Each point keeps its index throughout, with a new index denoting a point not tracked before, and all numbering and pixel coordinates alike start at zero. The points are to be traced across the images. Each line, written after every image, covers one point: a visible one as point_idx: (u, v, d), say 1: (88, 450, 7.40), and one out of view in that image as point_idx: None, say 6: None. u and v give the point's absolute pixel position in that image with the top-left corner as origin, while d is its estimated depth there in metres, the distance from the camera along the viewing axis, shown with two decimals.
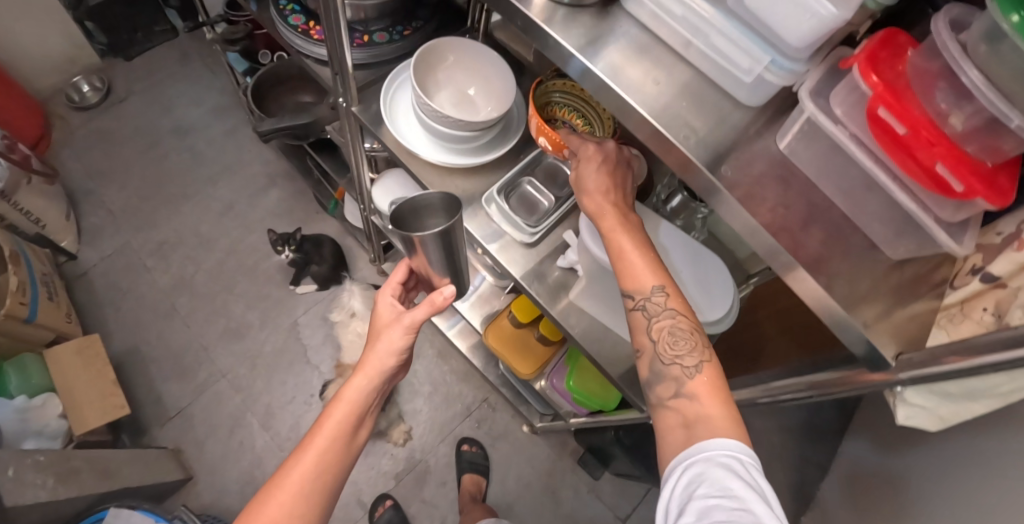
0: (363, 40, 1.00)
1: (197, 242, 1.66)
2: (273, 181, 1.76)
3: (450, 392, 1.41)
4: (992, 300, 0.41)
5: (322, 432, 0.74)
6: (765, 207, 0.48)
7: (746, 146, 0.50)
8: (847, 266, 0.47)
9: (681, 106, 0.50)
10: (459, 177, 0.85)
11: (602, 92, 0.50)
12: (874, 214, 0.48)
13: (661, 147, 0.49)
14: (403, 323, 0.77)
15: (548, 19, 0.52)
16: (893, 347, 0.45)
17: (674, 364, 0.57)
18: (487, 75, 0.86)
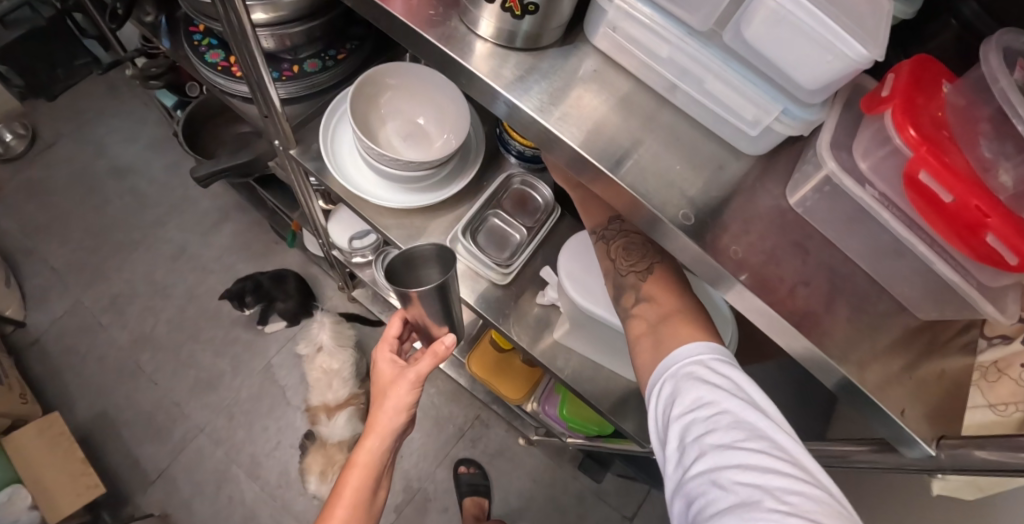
0: (292, 71, 0.94)
1: (153, 291, 1.56)
2: (226, 214, 1.65)
3: (440, 416, 1.33)
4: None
5: (340, 504, 0.70)
6: (777, 278, 0.42)
7: (744, 202, 0.44)
8: (873, 336, 0.42)
9: (662, 162, 0.44)
10: (418, 216, 0.78)
11: (567, 155, 0.44)
12: (903, 276, 0.42)
13: (641, 213, 0.43)
14: (406, 380, 0.68)
15: (500, 73, 0.45)
16: (932, 430, 0.40)
17: (631, 273, 0.59)
18: (436, 99, 0.79)
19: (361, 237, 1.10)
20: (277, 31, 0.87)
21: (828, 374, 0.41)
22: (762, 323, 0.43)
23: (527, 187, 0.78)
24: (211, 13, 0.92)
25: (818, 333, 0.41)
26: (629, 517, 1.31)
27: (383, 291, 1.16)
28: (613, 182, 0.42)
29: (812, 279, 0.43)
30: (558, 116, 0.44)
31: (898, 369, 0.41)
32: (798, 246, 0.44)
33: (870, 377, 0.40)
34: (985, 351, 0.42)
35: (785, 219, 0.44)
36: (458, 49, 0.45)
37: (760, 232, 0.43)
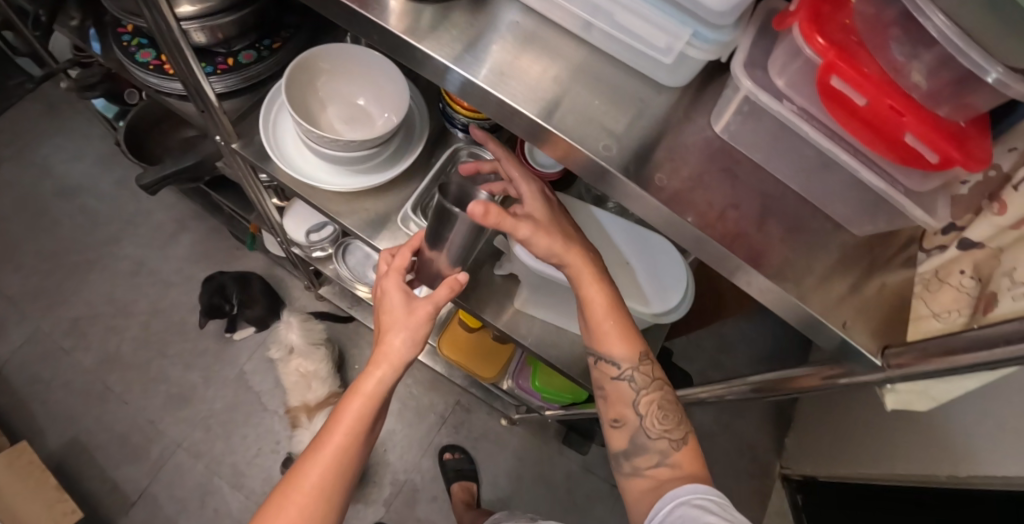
0: (227, 64, 0.90)
1: (114, 310, 1.50)
2: (183, 223, 1.60)
3: (420, 406, 1.31)
4: (969, 261, 0.37)
5: (331, 438, 0.55)
6: (706, 207, 0.42)
7: (673, 137, 0.44)
8: (808, 255, 0.42)
9: (587, 101, 0.43)
10: (367, 199, 0.77)
11: (491, 105, 0.43)
12: (833, 191, 0.42)
13: (568, 157, 0.42)
14: (423, 312, 0.60)
15: (417, 28, 0.44)
16: (877, 341, 0.40)
17: (661, 437, 0.58)
18: (374, 78, 0.76)
19: (317, 230, 1.08)
20: (205, 23, 0.83)
21: (769, 295, 0.42)
22: (700, 251, 0.42)
23: (475, 159, 0.77)
24: (135, 9, 0.88)
25: (753, 255, 0.41)
26: (618, 486, 1.32)
27: (350, 283, 1.13)
28: (539, 128, 0.41)
29: (741, 201, 0.42)
30: (475, 65, 0.43)
31: (838, 285, 0.42)
32: (727, 172, 0.44)
33: (807, 296, 0.41)
34: (926, 262, 0.41)
35: (712, 148, 0.44)
36: (371, 6, 0.43)
37: (690, 163, 0.43)
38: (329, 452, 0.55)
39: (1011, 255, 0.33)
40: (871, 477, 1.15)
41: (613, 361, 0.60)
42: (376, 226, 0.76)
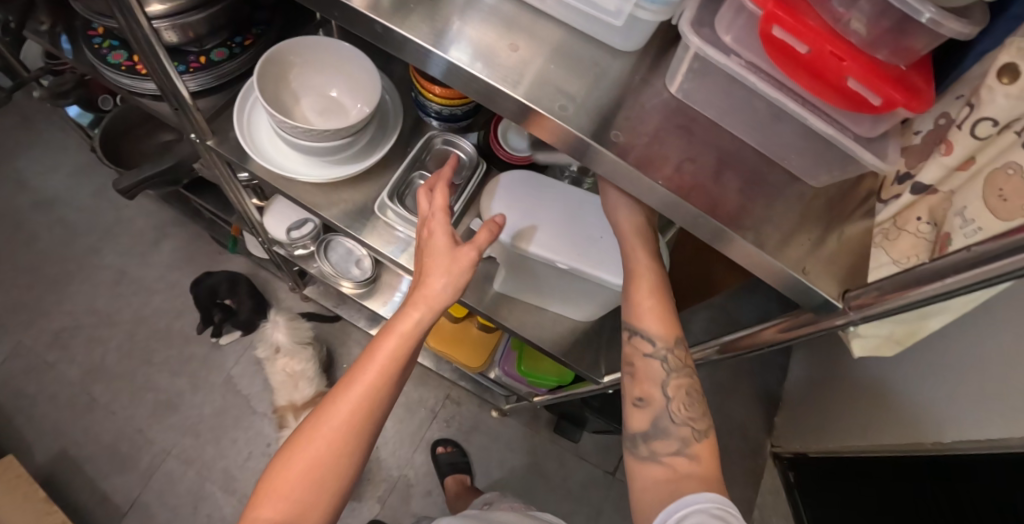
0: (199, 62, 0.89)
1: (97, 320, 1.48)
2: (164, 230, 1.58)
3: (410, 401, 1.31)
4: (924, 208, 0.40)
5: (365, 372, 0.57)
6: (668, 165, 0.42)
7: (634, 100, 0.44)
8: (771, 208, 0.42)
9: (547, 67, 0.43)
10: (345, 189, 0.77)
11: (450, 73, 0.43)
12: (788, 143, 0.42)
13: (533, 122, 0.42)
14: (467, 259, 0.59)
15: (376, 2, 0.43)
16: (837, 285, 0.41)
17: (685, 423, 0.55)
18: (345, 68, 0.76)
19: (298, 227, 1.07)
20: (176, 21, 0.82)
21: (736, 250, 0.42)
22: (667, 211, 0.43)
23: (450, 145, 0.77)
24: (104, 10, 0.87)
25: (715, 209, 0.41)
26: (611, 472, 1.33)
27: (333, 280, 1.13)
28: (503, 95, 0.42)
29: (702, 158, 0.43)
30: (433, 36, 0.43)
31: (806, 237, 0.42)
32: (689, 131, 0.44)
33: (772, 246, 0.41)
34: (883, 211, 0.43)
35: (672, 107, 0.44)
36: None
37: (652, 123, 0.43)
38: (362, 382, 0.56)
39: (962, 195, 0.37)
40: (861, 448, 1.17)
41: (650, 338, 0.56)
42: (353, 216, 0.77)
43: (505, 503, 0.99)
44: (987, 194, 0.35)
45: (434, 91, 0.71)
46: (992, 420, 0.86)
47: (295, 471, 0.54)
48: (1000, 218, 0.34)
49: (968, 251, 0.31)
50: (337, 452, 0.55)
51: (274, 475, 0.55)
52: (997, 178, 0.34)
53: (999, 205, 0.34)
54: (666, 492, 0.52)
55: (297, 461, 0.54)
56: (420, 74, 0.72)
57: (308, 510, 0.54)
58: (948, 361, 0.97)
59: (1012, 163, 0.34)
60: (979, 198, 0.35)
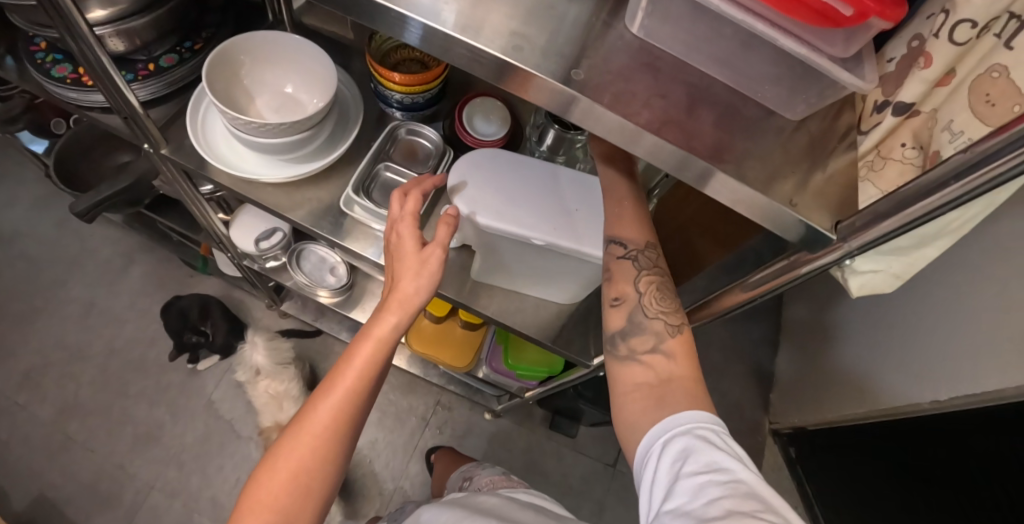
0: (148, 69, 0.85)
1: (68, 355, 1.41)
2: (132, 257, 1.53)
3: (399, 411, 1.27)
4: (908, 132, 0.39)
5: (342, 378, 0.53)
6: (638, 104, 0.39)
7: (597, 43, 0.41)
8: (752, 146, 0.40)
9: (503, 17, 0.40)
10: (309, 188, 0.74)
11: (393, 29, 0.40)
12: (759, 71, 0.39)
13: (494, 77, 0.39)
14: (435, 258, 0.55)
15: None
16: (828, 217, 0.39)
17: (658, 318, 0.53)
18: (298, 62, 0.72)
19: (267, 238, 1.02)
20: (121, 26, 0.78)
21: (724, 192, 0.39)
22: (644, 158, 0.40)
23: (414, 135, 0.74)
24: (45, 21, 0.83)
25: (694, 148, 0.38)
26: (612, 464, 1.30)
27: (309, 291, 1.09)
28: (458, 44, 0.38)
29: (673, 98, 0.40)
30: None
31: (792, 175, 0.40)
32: (663, 73, 0.41)
33: (759, 186, 0.38)
34: (863, 141, 0.42)
35: (636, 47, 0.42)
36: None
37: (619, 65, 0.40)
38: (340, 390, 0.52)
39: (947, 110, 0.37)
40: (864, 415, 1.16)
41: (622, 240, 0.54)
42: (320, 214, 0.73)
43: (485, 475, 0.99)
44: (974, 102, 0.35)
45: (394, 80, 0.68)
46: (1000, 370, 0.86)
47: (273, 488, 0.49)
48: (990, 124, 0.34)
49: (963, 155, 0.30)
50: (317, 465, 0.51)
51: (250, 494, 0.50)
52: (984, 83, 0.34)
53: (987, 111, 0.34)
54: (654, 397, 0.49)
55: (274, 477, 0.50)
56: (376, 63, 0.69)
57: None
58: (945, 318, 0.97)
59: (996, 66, 0.34)
60: (966, 108, 0.35)
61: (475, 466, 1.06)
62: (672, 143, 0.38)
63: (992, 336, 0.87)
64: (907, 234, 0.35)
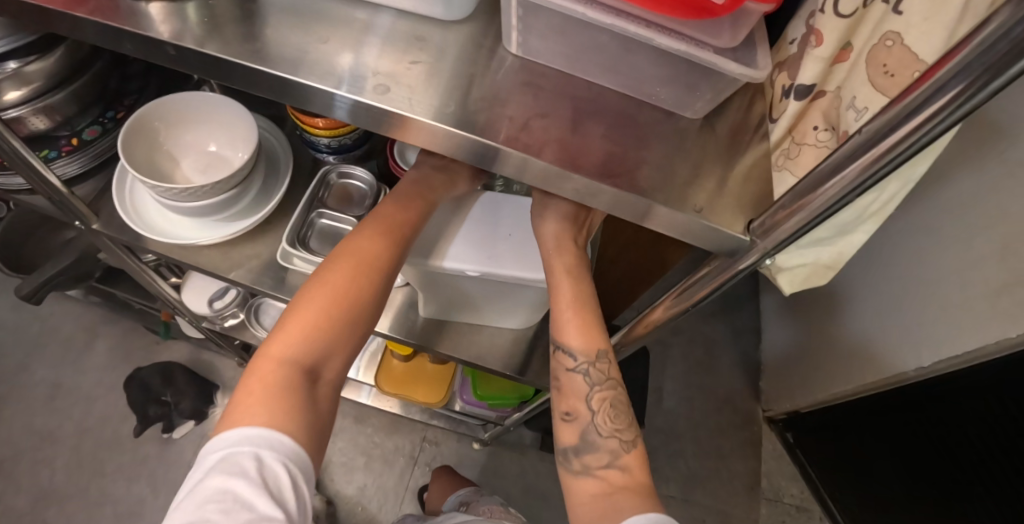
0: (72, 145, 0.80)
1: (36, 442, 1.30)
2: (94, 330, 1.42)
3: (385, 453, 1.23)
4: (819, 114, 0.37)
5: (386, 220, 0.57)
6: (529, 126, 0.37)
7: (480, 70, 0.40)
8: (656, 153, 0.38)
9: (382, 58, 0.39)
10: (245, 245, 0.72)
11: (268, 81, 0.38)
12: (647, 76, 0.38)
13: (379, 120, 0.38)
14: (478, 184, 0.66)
15: (183, 26, 0.39)
16: (743, 219, 0.38)
17: (612, 436, 0.54)
18: (220, 120, 0.70)
19: (220, 297, 0.99)
20: (37, 105, 0.74)
21: (637, 211, 0.37)
22: (543, 182, 0.38)
23: (347, 177, 0.71)
24: None
25: (592, 163, 0.37)
26: None
27: None
28: (335, 95, 0.37)
29: (566, 113, 0.38)
30: (246, 48, 0.38)
31: (707, 180, 0.38)
32: (551, 89, 0.39)
33: (669, 195, 0.37)
34: (773, 131, 0.40)
35: (519, 68, 0.40)
36: (120, 14, 0.39)
37: (505, 89, 0.39)
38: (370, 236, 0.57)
39: (850, 86, 0.34)
40: (851, 392, 1.14)
41: (571, 351, 0.56)
42: (259, 270, 0.71)
43: (482, 503, 0.96)
44: (875, 73, 0.33)
45: (318, 126, 0.65)
46: (976, 326, 0.86)
47: (305, 315, 0.52)
48: (888, 95, 0.32)
49: (860, 136, 0.29)
50: (364, 287, 0.54)
51: (283, 321, 0.52)
52: (879, 53, 0.32)
53: (886, 82, 0.32)
54: (606, 507, 0.50)
55: (306, 308, 0.52)
56: (299, 111, 0.66)
57: (331, 343, 0.53)
58: (916, 283, 0.97)
59: (889, 33, 0.32)
60: (867, 82, 0.33)
61: (473, 490, 1.03)
62: (558, 165, 0.36)
63: (963, 294, 0.87)
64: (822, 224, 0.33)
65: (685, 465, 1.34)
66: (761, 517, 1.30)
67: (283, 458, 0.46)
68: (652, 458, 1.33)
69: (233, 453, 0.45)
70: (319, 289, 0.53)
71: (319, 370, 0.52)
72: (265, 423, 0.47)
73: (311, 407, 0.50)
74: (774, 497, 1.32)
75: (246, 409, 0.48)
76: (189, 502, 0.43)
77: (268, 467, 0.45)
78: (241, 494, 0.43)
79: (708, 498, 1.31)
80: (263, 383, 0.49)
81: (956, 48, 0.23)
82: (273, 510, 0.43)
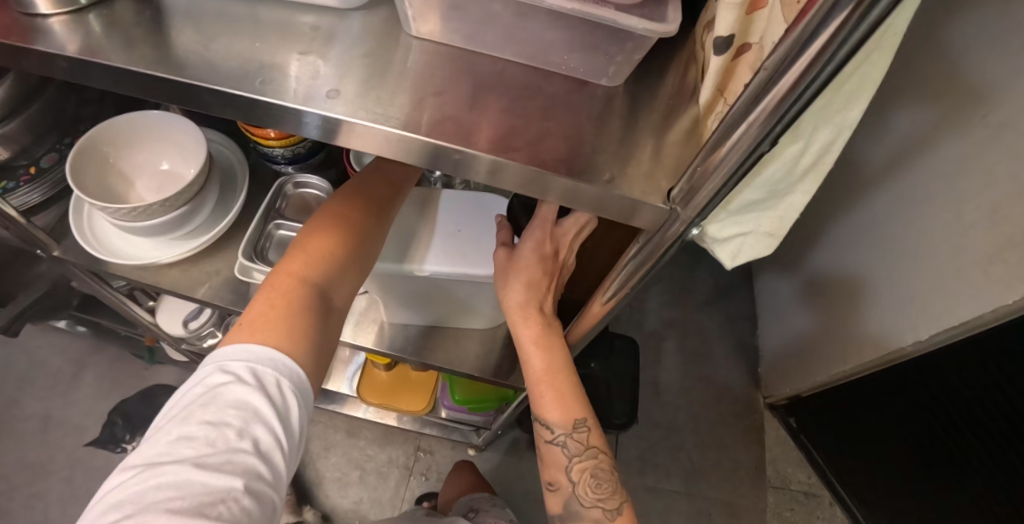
0: (30, 173, 0.76)
1: (30, 476, 1.23)
2: (82, 361, 1.36)
3: (379, 465, 1.20)
4: (748, 67, 0.29)
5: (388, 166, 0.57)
6: (442, 110, 0.35)
7: (385, 55, 0.38)
8: (578, 127, 0.36)
9: (289, 55, 0.37)
10: (206, 262, 0.70)
11: (168, 87, 0.36)
12: (559, 46, 0.36)
13: (285, 120, 0.36)
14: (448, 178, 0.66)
15: (86, 38, 0.37)
16: (665, 187, 0.34)
17: (595, 506, 0.56)
18: (171, 137, 0.68)
19: (195, 317, 0.96)
20: None
21: (559, 194, 0.35)
22: (457, 171, 0.36)
23: (303, 187, 0.69)
24: None
25: (505, 142, 0.34)
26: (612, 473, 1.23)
27: None
28: (236, 96, 0.35)
29: (478, 92, 0.36)
30: (149, 55, 0.36)
31: (641, 150, 0.35)
32: (460, 70, 0.37)
33: (588, 169, 0.34)
34: (707, 90, 0.33)
35: (426, 51, 0.38)
36: (13, 29, 0.36)
37: (413, 73, 0.37)
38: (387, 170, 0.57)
39: (767, 29, 0.26)
40: (851, 372, 1.11)
41: (548, 425, 0.57)
42: (221, 286, 0.69)
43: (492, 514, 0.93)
44: (789, 14, 0.25)
45: (270, 137, 0.63)
46: (971, 294, 0.83)
47: (321, 237, 0.51)
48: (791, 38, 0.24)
49: (765, 71, 0.25)
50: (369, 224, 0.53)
51: (299, 241, 0.51)
52: None
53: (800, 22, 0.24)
54: None
55: (323, 230, 0.51)
56: (249, 123, 0.64)
57: (338, 279, 0.51)
58: (908, 255, 0.94)
59: None
60: (781, 23, 0.25)
61: (485, 497, 1.00)
62: (449, 143, 0.34)
63: (955, 262, 0.84)
64: (742, 177, 0.30)
65: (688, 459, 1.30)
66: (768, 506, 1.27)
67: (295, 389, 0.45)
68: (653, 453, 1.31)
69: (256, 369, 0.44)
70: (326, 224, 0.52)
71: (332, 296, 0.51)
72: (281, 344, 0.46)
73: (321, 334, 0.49)
74: (780, 485, 1.29)
75: (262, 327, 0.46)
76: (201, 395, 0.42)
77: (283, 392, 0.44)
78: (258, 410, 0.42)
79: (714, 490, 1.27)
80: (281, 300, 0.48)
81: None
82: (280, 435, 0.43)
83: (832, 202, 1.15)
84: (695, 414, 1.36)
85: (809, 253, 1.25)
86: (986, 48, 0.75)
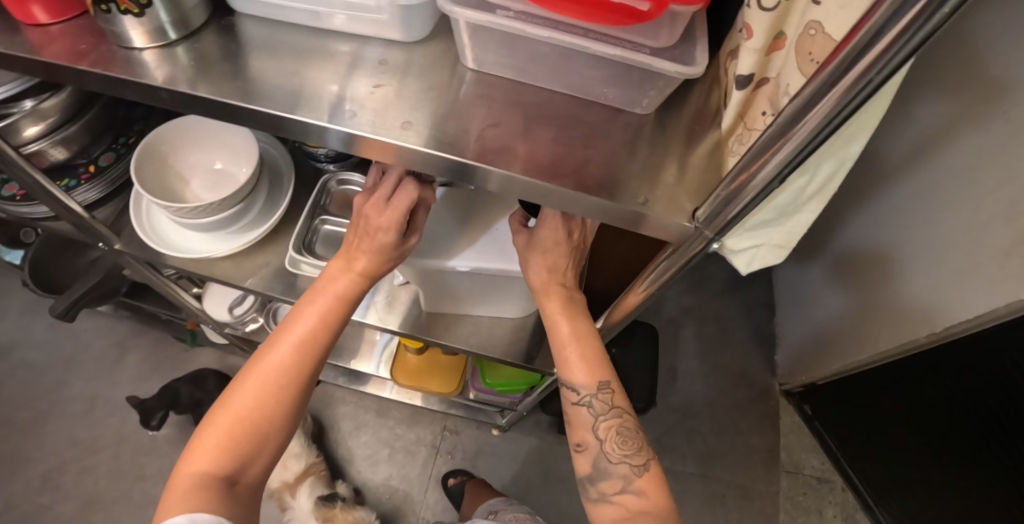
0: (90, 172, 0.81)
1: (81, 451, 1.32)
2: (126, 345, 1.44)
3: (408, 444, 1.27)
4: (766, 100, 0.32)
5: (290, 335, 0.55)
6: (491, 136, 0.39)
7: (440, 84, 0.42)
8: (612, 150, 0.40)
9: (354, 85, 0.41)
10: (256, 256, 0.75)
11: (250, 114, 0.40)
12: (597, 80, 0.40)
13: (352, 144, 0.40)
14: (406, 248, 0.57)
15: (178, 69, 0.41)
16: (689, 206, 0.38)
17: (622, 461, 0.59)
18: (221, 139, 0.73)
19: (239, 303, 1.03)
20: (55, 137, 0.74)
21: (594, 212, 0.39)
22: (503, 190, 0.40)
23: (346, 184, 0.74)
24: None
25: (548, 166, 0.38)
26: None
27: None
28: (311, 125, 0.39)
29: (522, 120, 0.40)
30: (233, 86, 0.41)
31: (668, 172, 0.39)
32: (506, 98, 0.41)
33: (620, 190, 0.38)
34: (728, 118, 0.36)
35: (474, 80, 0.42)
36: (114, 62, 0.41)
37: (464, 102, 0.41)
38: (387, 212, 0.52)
39: (783, 71, 0.30)
40: (867, 361, 1.14)
41: (574, 386, 0.60)
42: (270, 278, 0.74)
43: (510, 510, 1.02)
44: (803, 65, 0.28)
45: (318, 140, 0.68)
46: (987, 290, 0.85)
47: (224, 419, 0.52)
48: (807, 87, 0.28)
49: (776, 123, 0.29)
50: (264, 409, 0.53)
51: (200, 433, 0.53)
52: (805, 42, 0.28)
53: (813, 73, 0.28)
54: None
55: (232, 411, 0.53)
56: None
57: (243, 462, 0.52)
58: (926, 250, 0.96)
59: (812, 21, 0.28)
60: (796, 71, 0.29)
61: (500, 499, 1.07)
62: (495, 167, 0.38)
63: (974, 258, 0.86)
64: (760, 202, 0.33)
65: (704, 444, 1.35)
66: (782, 490, 1.31)
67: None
68: (670, 437, 1.35)
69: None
70: (222, 415, 0.53)
71: (240, 475, 0.52)
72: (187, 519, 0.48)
73: (238, 509, 0.51)
74: (794, 469, 1.33)
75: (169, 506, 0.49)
76: None
77: None
78: None
79: (730, 474, 1.32)
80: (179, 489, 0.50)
81: (867, 13, 0.23)
82: None
83: (850, 197, 1.18)
84: (712, 400, 1.40)
85: (827, 245, 1.27)
86: (1010, 45, 0.76)
